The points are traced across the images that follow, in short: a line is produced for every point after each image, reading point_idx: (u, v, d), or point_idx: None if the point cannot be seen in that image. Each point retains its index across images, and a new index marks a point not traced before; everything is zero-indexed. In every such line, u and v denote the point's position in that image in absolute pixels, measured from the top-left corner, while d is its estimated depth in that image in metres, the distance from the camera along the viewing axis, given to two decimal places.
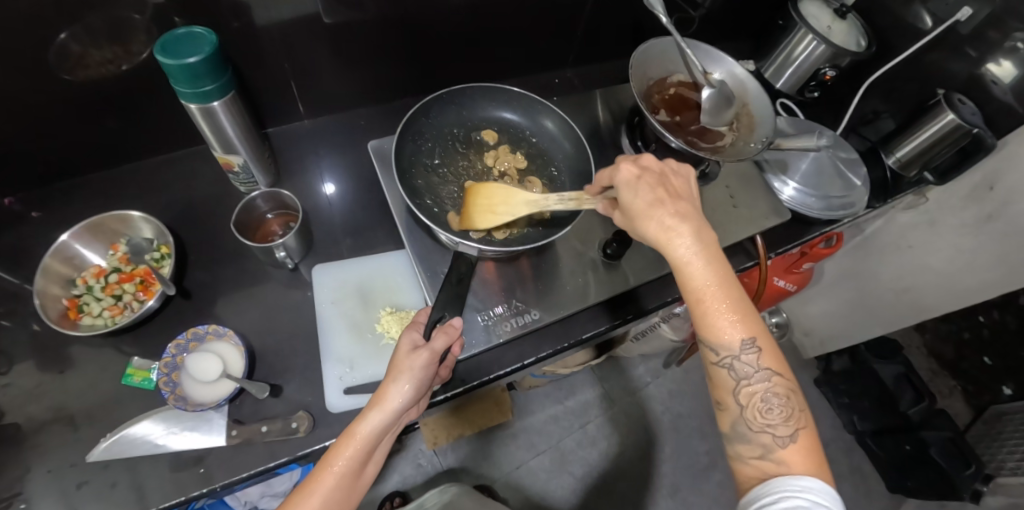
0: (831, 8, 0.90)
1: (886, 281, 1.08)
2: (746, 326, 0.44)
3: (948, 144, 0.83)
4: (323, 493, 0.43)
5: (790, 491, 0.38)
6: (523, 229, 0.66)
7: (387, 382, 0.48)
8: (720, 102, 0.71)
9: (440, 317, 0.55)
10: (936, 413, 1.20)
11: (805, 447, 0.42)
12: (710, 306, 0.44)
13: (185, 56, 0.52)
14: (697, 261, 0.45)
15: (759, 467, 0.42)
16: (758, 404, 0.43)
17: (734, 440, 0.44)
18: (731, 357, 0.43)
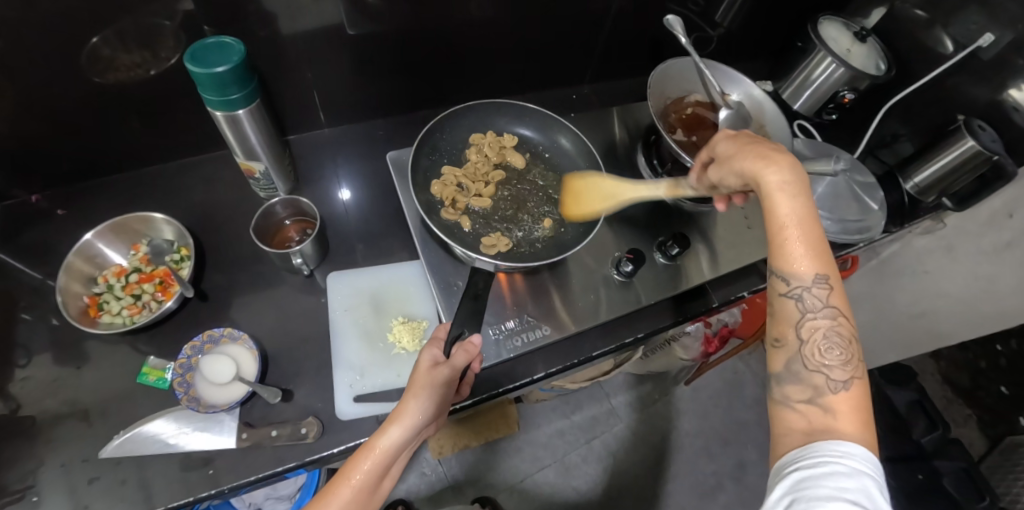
0: (851, 31, 0.91)
1: (901, 306, 1.07)
2: (824, 264, 0.44)
3: (968, 170, 0.82)
4: (342, 502, 0.44)
5: (833, 456, 0.37)
6: (533, 246, 0.66)
7: (405, 397, 0.49)
8: (738, 122, 0.72)
9: (460, 333, 0.56)
10: (949, 441, 1.18)
11: (857, 397, 0.41)
12: (793, 238, 0.44)
13: (214, 65, 0.53)
14: (789, 192, 0.44)
15: (805, 414, 0.41)
16: (818, 342, 0.43)
17: (782, 382, 0.44)
18: (802, 288, 0.43)
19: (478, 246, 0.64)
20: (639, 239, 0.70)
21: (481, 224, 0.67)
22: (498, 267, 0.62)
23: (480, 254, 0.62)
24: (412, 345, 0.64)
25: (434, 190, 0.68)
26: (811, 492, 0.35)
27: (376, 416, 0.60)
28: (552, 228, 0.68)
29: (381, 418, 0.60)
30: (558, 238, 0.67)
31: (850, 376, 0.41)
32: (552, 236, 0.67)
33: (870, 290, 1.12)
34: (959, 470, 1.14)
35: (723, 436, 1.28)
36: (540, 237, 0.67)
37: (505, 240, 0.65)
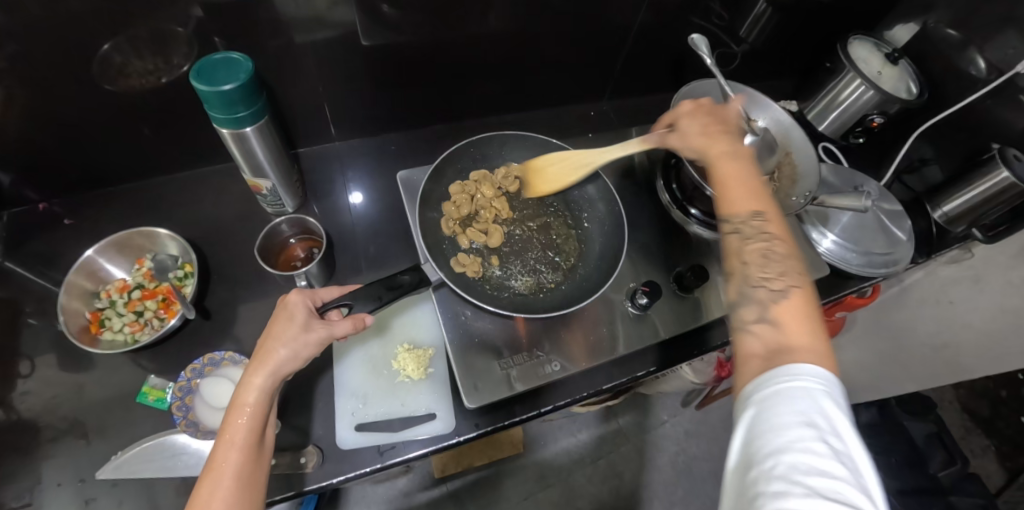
0: (882, 52, 0.87)
1: (922, 336, 1.03)
2: (765, 203, 0.48)
3: (999, 202, 0.79)
4: (229, 468, 0.42)
5: (788, 380, 0.37)
6: (499, 291, 0.63)
7: (267, 349, 0.46)
8: (762, 149, 0.68)
9: (347, 303, 0.52)
10: (968, 477, 1.14)
11: (800, 305, 0.41)
12: (734, 187, 0.49)
13: (222, 83, 0.51)
14: (730, 159, 0.52)
15: (760, 333, 0.41)
16: (759, 261, 0.44)
17: (735, 308, 0.44)
18: (740, 221, 0.46)
19: (454, 268, 0.63)
20: (654, 269, 0.68)
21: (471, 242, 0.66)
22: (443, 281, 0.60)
23: (446, 270, 0.62)
24: (417, 373, 0.61)
25: (451, 188, 0.68)
26: (772, 424, 0.35)
27: (377, 446, 0.58)
28: (532, 286, 0.65)
29: (383, 449, 0.58)
30: (536, 295, 0.64)
31: (793, 285, 0.43)
32: (531, 290, 0.64)
33: (886, 318, 1.09)
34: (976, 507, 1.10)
35: None
36: (513, 288, 0.64)
37: (477, 266, 0.63)
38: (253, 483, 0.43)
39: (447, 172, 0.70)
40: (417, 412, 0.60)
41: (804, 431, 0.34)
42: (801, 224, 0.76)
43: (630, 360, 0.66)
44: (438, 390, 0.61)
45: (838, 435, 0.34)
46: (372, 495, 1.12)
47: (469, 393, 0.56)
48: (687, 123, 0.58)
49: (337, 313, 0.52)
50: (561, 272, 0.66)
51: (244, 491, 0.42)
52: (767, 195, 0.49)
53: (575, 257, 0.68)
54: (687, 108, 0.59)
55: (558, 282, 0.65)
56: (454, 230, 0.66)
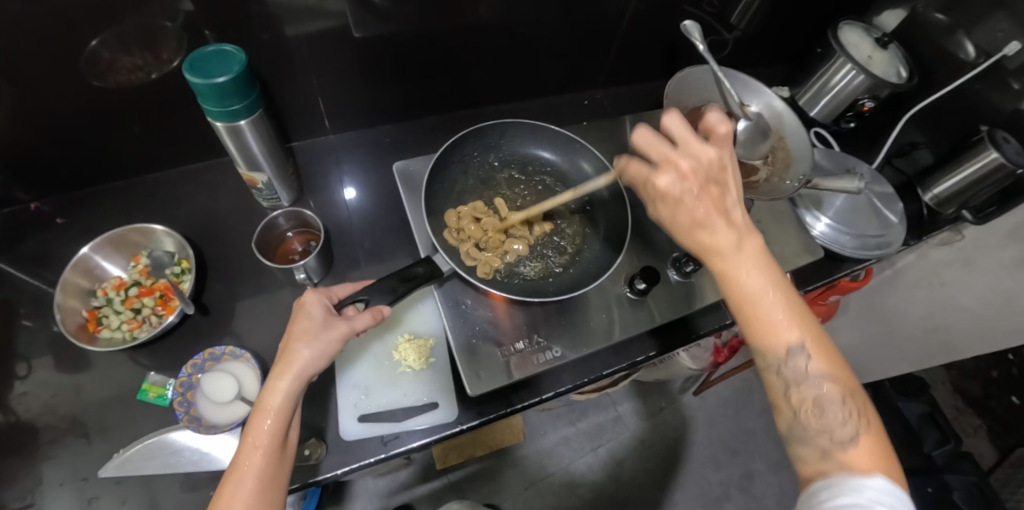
0: (872, 37, 0.87)
1: (914, 317, 1.04)
2: (803, 326, 0.45)
3: (989, 183, 0.80)
4: (254, 469, 0.44)
5: (852, 492, 0.38)
6: (509, 278, 0.64)
7: (291, 350, 0.47)
8: (756, 134, 0.67)
9: (363, 297, 0.53)
10: (961, 456, 1.16)
11: (870, 449, 0.41)
12: (764, 305, 0.45)
13: (215, 75, 0.51)
14: (741, 267, 0.45)
15: (827, 470, 0.41)
16: (812, 406, 0.44)
17: (793, 445, 0.44)
18: (783, 359, 0.44)
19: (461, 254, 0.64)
20: (651, 255, 0.68)
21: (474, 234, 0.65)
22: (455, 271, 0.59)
23: (458, 263, 0.62)
24: (418, 363, 0.62)
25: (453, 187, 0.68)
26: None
27: (381, 436, 0.58)
28: (540, 271, 0.66)
29: (386, 438, 0.58)
30: (545, 279, 0.65)
31: (861, 429, 0.42)
32: (540, 275, 0.65)
33: (880, 302, 1.11)
34: (970, 485, 1.12)
35: (730, 445, 1.27)
36: (523, 273, 0.65)
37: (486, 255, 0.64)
38: (276, 484, 0.44)
39: (450, 160, 0.70)
40: (419, 401, 0.60)
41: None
42: (796, 208, 0.77)
43: (628, 345, 0.66)
44: (438, 380, 0.62)
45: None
46: (373, 488, 1.13)
47: (471, 381, 0.57)
48: (673, 199, 0.47)
49: (354, 309, 0.53)
50: (569, 255, 0.67)
51: (264, 492, 0.43)
52: (806, 313, 0.46)
53: (581, 240, 0.68)
54: (671, 179, 0.46)
55: (566, 265, 0.66)
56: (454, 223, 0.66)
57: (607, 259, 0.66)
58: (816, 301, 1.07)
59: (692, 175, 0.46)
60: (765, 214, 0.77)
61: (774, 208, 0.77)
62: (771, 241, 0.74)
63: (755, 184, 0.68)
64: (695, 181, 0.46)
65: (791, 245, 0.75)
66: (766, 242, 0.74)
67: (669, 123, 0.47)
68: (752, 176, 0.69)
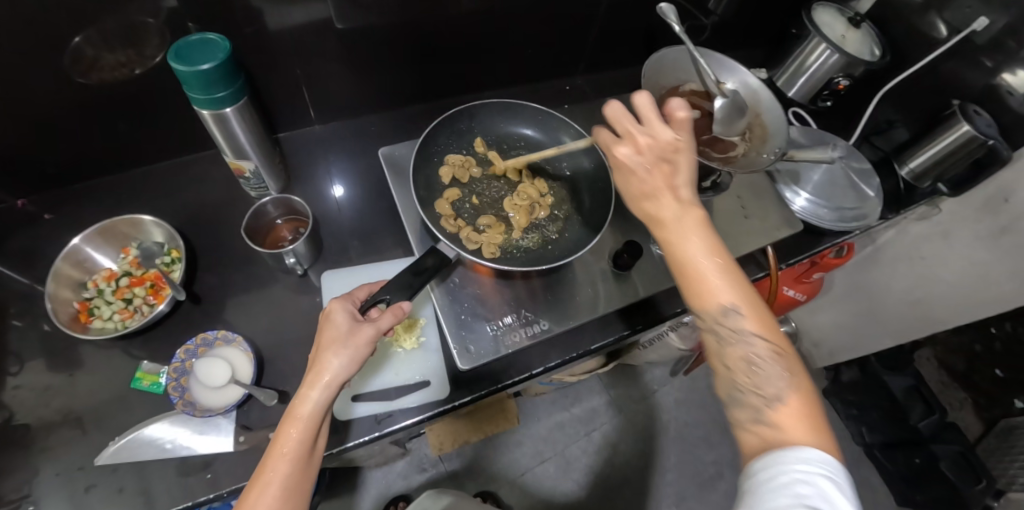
0: (845, 16, 0.90)
1: (897, 291, 1.07)
2: (739, 292, 0.46)
3: (963, 155, 0.81)
4: (280, 477, 0.43)
5: (789, 467, 0.38)
6: (508, 251, 0.65)
7: (321, 359, 0.46)
8: (733, 111, 0.68)
9: (384, 298, 0.52)
10: (946, 427, 1.18)
11: (798, 408, 0.43)
12: (699, 274, 0.47)
13: (199, 63, 0.52)
14: (679, 237, 0.48)
15: (757, 433, 0.42)
16: (745, 365, 0.46)
17: (731, 406, 0.46)
18: (717, 320, 0.46)
19: (453, 233, 0.65)
20: (635, 230, 0.71)
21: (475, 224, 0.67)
22: (461, 256, 0.60)
23: (462, 247, 0.62)
24: (409, 342, 0.63)
25: (442, 169, 0.70)
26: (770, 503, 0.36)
27: (374, 415, 0.59)
28: (538, 242, 0.67)
29: (380, 417, 0.59)
30: (545, 249, 0.67)
31: (788, 387, 0.44)
32: (540, 246, 0.67)
33: (862, 278, 1.14)
34: (954, 454, 1.14)
35: (722, 425, 1.29)
36: (521, 246, 0.66)
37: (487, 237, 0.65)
38: (299, 491, 0.44)
39: (436, 142, 0.71)
40: (411, 379, 0.61)
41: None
42: (775, 183, 0.80)
43: (615, 321, 0.68)
44: (431, 358, 0.63)
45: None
46: (371, 479, 1.14)
47: (462, 355, 0.59)
48: (626, 168, 0.51)
49: (377, 310, 0.52)
50: (564, 225, 0.69)
51: (290, 498, 0.43)
52: (743, 276, 0.47)
53: (568, 204, 0.71)
54: (629, 150, 0.51)
55: (560, 232, 0.68)
56: (446, 214, 0.66)
57: (596, 224, 0.68)
58: (801, 279, 1.09)
59: (645, 147, 0.50)
60: (744, 189, 0.79)
61: (752, 183, 0.80)
62: (750, 216, 0.77)
63: (733, 159, 0.70)
64: (649, 154, 0.50)
65: (770, 218, 0.77)
66: (746, 216, 0.76)
67: (641, 103, 0.51)
68: (729, 151, 0.70)
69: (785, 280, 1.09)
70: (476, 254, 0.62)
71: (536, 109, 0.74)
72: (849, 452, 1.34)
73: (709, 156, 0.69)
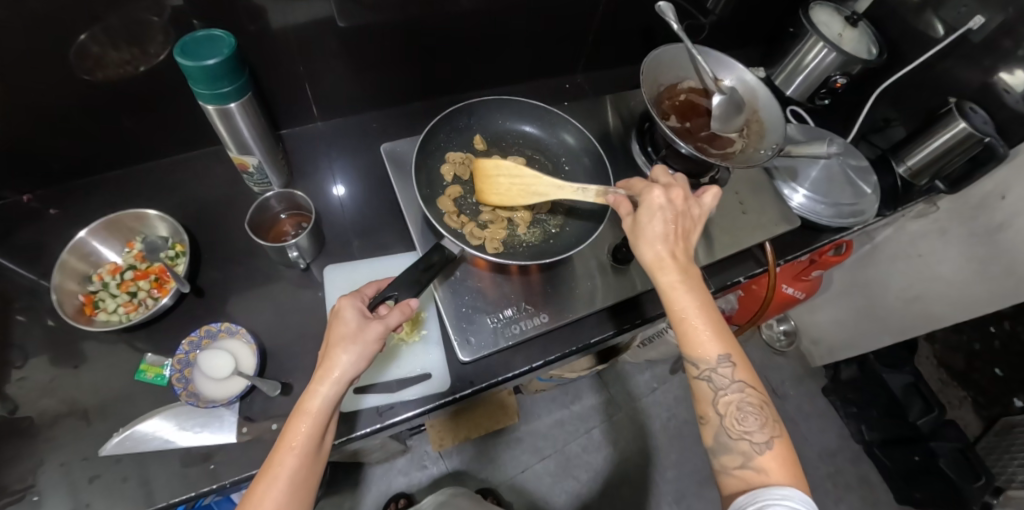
0: (842, 15, 0.91)
1: (895, 289, 1.07)
2: (731, 345, 0.48)
3: (959, 153, 0.82)
4: (288, 471, 0.42)
5: (773, 500, 0.41)
6: (512, 246, 0.66)
7: (330, 355, 0.46)
8: (731, 109, 0.72)
9: (393, 295, 0.53)
10: (946, 423, 1.18)
11: (782, 454, 0.45)
12: (697, 324, 0.48)
13: (204, 59, 0.53)
14: (682, 286, 0.49)
15: (744, 478, 0.44)
16: (734, 413, 0.47)
17: (717, 451, 0.47)
18: (710, 369, 0.47)
19: (455, 228, 0.65)
20: None
21: (477, 221, 0.67)
22: (465, 251, 0.60)
23: (465, 243, 0.63)
24: (413, 336, 0.64)
25: (444, 167, 0.70)
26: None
27: (377, 407, 0.59)
28: (539, 236, 0.68)
29: (382, 409, 0.59)
30: (547, 243, 0.68)
31: (773, 436, 0.46)
32: (542, 240, 0.68)
33: (861, 276, 1.14)
34: (953, 451, 1.15)
35: None
36: (523, 240, 0.67)
37: (491, 232, 0.65)
38: (306, 485, 0.43)
39: (436, 137, 0.72)
40: (413, 372, 0.62)
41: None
42: (772, 180, 0.80)
43: (614, 316, 0.68)
44: (432, 351, 0.64)
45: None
46: (371, 475, 1.14)
47: (463, 346, 0.60)
48: (650, 210, 0.53)
49: (385, 307, 0.52)
50: (566, 219, 0.70)
51: (297, 493, 0.42)
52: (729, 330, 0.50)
53: (567, 200, 0.71)
54: (659, 196, 0.53)
55: (561, 226, 0.69)
56: (449, 209, 0.67)
57: (595, 219, 0.68)
58: (799, 276, 1.10)
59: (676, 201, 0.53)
60: (742, 185, 0.79)
61: (750, 179, 0.80)
62: (748, 211, 0.77)
63: (732, 154, 0.70)
64: (673, 206, 0.53)
65: (768, 214, 0.77)
66: (744, 212, 0.77)
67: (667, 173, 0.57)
68: (727, 147, 0.71)
69: (784, 277, 1.10)
70: (481, 250, 0.62)
71: (535, 105, 0.75)
72: (849, 451, 1.34)
73: (708, 152, 0.70)
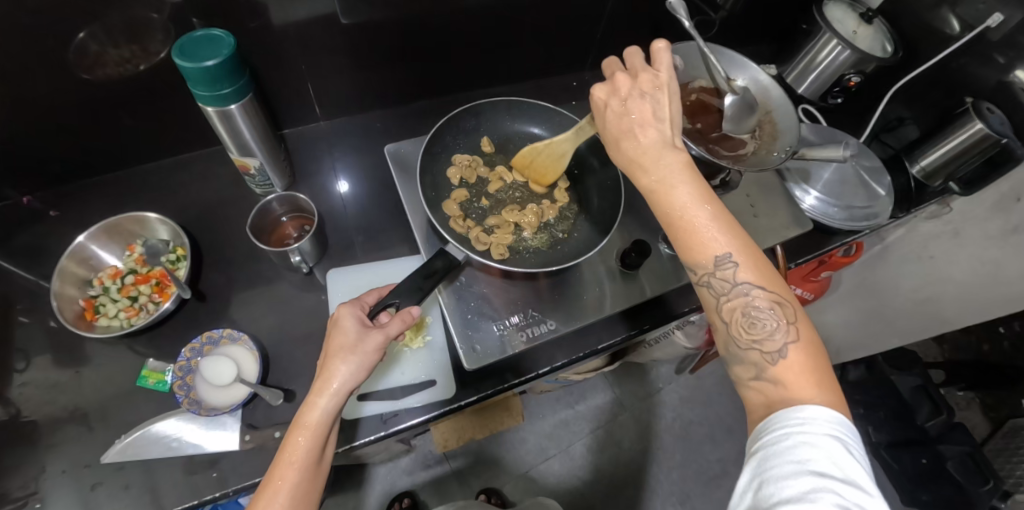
0: (857, 12, 0.88)
1: (906, 290, 1.04)
2: (734, 238, 0.42)
3: (975, 154, 0.79)
4: (288, 487, 0.41)
5: (790, 430, 0.35)
6: (518, 252, 0.65)
7: (329, 366, 0.45)
8: (743, 109, 0.69)
9: (394, 302, 0.52)
10: (953, 426, 1.18)
11: (804, 362, 0.38)
12: (688, 223, 0.42)
13: (203, 60, 0.51)
14: (666, 183, 0.43)
15: (761, 391, 0.39)
16: (742, 320, 0.41)
17: (733, 364, 0.42)
18: (708, 274, 0.42)
19: (460, 233, 0.64)
20: (642, 231, 0.70)
21: (482, 226, 0.66)
22: (470, 257, 0.59)
23: (470, 249, 0.62)
24: (416, 342, 0.63)
25: (450, 170, 0.69)
26: (774, 472, 0.34)
27: (380, 415, 0.58)
28: (546, 241, 0.67)
29: (386, 417, 0.59)
30: (554, 248, 0.66)
31: (792, 338, 0.39)
32: (549, 245, 0.67)
33: (869, 278, 1.11)
34: (962, 455, 1.15)
35: (726, 424, 1.29)
36: (529, 246, 0.66)
37: (500, 238, 0.64)
38: (307, 499, 0.42)
39: (443, 139, 0.70)
40: (417, 378, 0.61)
41: (812, 482, 0.32)
42: (784, 182, 0.79)
43: (621, 321, 0.67)
44: (437, 358, 0.63)
45: (850, 483, 0.32)
46: (375, 475, 1.14)
47: (468, 355, 0.58)
48: (603, 110, 0.48)
49: (386, 315, 0.51)
50: (576, 226, 0.69)
51: None
52: (733, 219, 0.42)
53: (577, 205, 0.70)
54: (604, 93, 0.48)
55: (569, 232, 0.68)
56: (455, 213, 0.66)
57: (605, 224, 0.68)
58: (808, 277, 1.08)
59: (624, 87, 0.47)
60: (754, 187, 0.79)
61: (761, 180, 0.79)
62: (759, 215, 0.76)
63: (742, 157, 0.68)
64: (628, 91, 0.47)
65: (779, 218, 0.76)
66: (755, 215, 0.76)
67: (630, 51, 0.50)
68: (739, 148, 0.70)
69: (792, 278, 1.08)
70: (485, 257, 0.61)
71: (542, 105, 0.73)
72: None
73: (719, 154, 0.68)
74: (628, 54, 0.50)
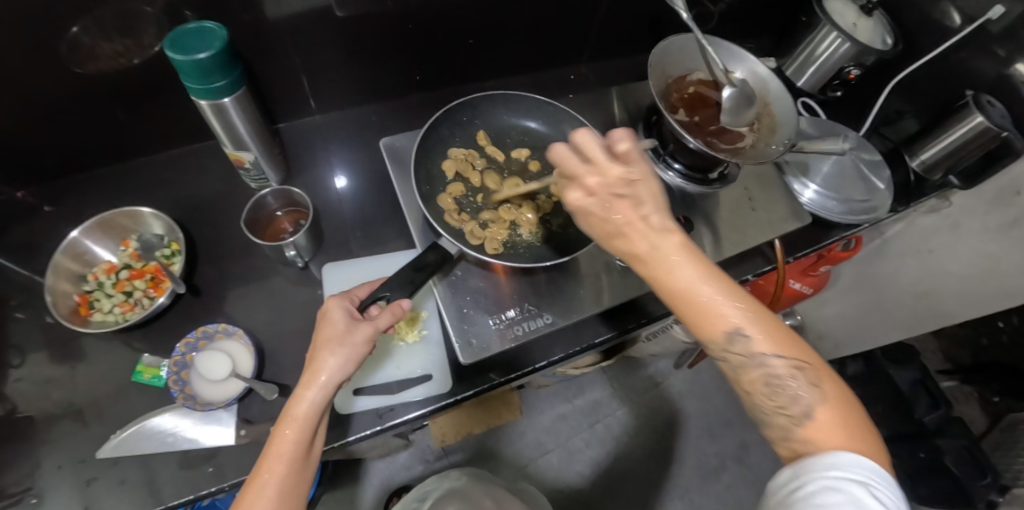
0: (857, 4, 0.86)
1: (904, 285, 1.03)
2: (743, 311, 0.41)
3: (976, 147, 0.78)
4: (277, 479, 0.41)
5: (818, 475, 0.36)
6: (513, 246, 0.65)
7: (318, 358, 0.45)
8: (742, 102, 0.69)
9: (384, 295, 0.51)
10: (951, 420, 1.19)
11: (831, 423, 0.39)
12: (693, 307, 0.42)
13: (196, 52, 0.51)
14: (665, 273, 0.42)
15: (791, 448, 0.40)
16: (766, 386, 0.41)
17: (762, 422, 0.43)
18: (721, 350, 0.42)
19: (455, 227, 0.64)
20: None
21: (478, 221, 0.66)
22: (462, 251, 0.59)
23: (464, 243, 0.62)
24: (411, 336, 0.62)
25: (446, 163, 0.69)
26: None
27: (377, 410, 0.58)
28: (542, 235, 0.67)
29: (382, 412, 0.58)
30: (552, 242, 0.66)
31: (815, 399, 0.40)
32: (545, 240, 0.66)
33: (866, 273, 1.11)
34: (959, 448, 1.16)
35: (725, 418, 1.29)
36: (524, 241, 0.66)
37: (496, 234, 0.64)
38: (297, 493, 0.42)
39: (439, 131, 0.70)
40: (413, 373, 0.61)
41: None
42: (783, 175, 0.78)
43: (617, 315, 0.67)
44: (433, 352, 0.62)
45: None
46: (374, 469, 1.14)
47: (463, 349, 0.58)
48: (584, 212, 0.46)
49: (376, 308, 0.51)
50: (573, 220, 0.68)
51: (286, 502, 0.41)
52: (739, 292, 0.42)
53: None
54: (580, 196, 0.45)
55: (564, 225, 0.68)
56: (449, 207, 0.66)
57: None
58: (807, 271, 1.07)
59: (599, 188, 0.44)
60: (752, 180, 0.78)
61: (760, 173, 0.78)
62: (758, 208, 0.75)
63: (742, 150, 0.68)
64: (605, 194, 0.44)
65: (777, 211, 0.75)
66: (753, 208, 0.75)
67: (584, 139, 0.44)
68: (737, 142, 0.69)
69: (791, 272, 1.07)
70: (478, 252, 0.60)
71: (538, 99, 0.73)
72: None
73: (716, 147, 0.68)
74: (582, 139, 0.44)
